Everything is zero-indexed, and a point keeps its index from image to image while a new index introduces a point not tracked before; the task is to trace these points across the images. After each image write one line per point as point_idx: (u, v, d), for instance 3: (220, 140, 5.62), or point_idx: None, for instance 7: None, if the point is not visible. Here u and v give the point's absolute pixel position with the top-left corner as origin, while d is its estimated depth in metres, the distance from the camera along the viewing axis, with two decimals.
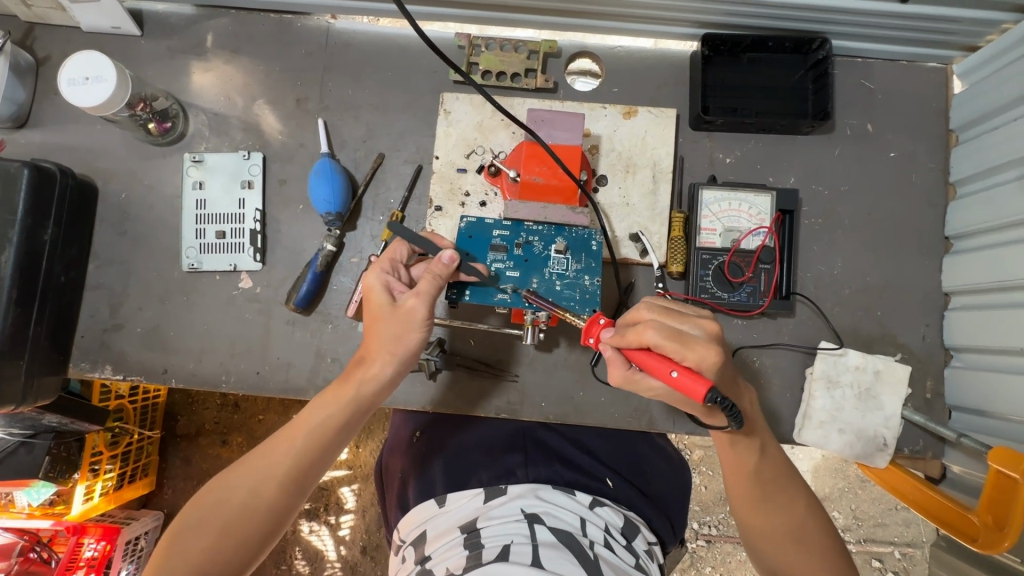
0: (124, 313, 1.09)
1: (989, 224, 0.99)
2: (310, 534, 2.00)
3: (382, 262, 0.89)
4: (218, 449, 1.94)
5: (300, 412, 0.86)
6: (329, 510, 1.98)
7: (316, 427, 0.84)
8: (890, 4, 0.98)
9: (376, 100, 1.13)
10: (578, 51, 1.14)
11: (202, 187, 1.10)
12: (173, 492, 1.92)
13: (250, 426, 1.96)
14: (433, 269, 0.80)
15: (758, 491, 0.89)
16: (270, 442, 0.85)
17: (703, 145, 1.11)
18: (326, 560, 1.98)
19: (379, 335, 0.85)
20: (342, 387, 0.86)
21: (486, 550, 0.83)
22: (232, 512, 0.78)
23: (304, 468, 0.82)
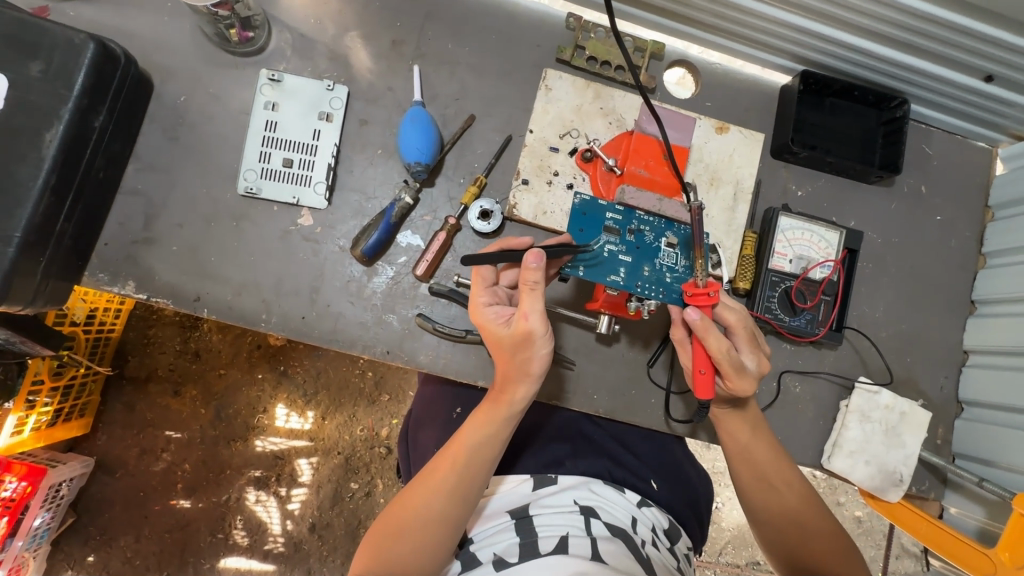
0: (161, 227, 0.98)
1: (1018, 294, 1.09)
2: (256, 504, 1.93)
3: (478, 290, 0.89)
4: (168, 398, 1.92)
5: (454, 434, 0.89)
6: (282, 481, 1.94)
7: (473, 447, 0.86)
8: (974, 79, 1.07)
9: (475, 60, 1.09)
10: (679, 58, 1.16)
11: (276, 109, 1.01)
12: (107, 438, 1.89)
13: (209, 380, 1.94)
14: (524, 278, 0.78)
15: (759, 474, 0.95)
16: (427, 467, 0.88)
17: (780, 175, 1.15)
18: (269, 534, 1.92)
19: (508, 359, 0.85)
20: (489, 410, 0.88)
21: (543, 540, 0.83)
22: (419, 532, 0.82)
23: (466, 485, 0.84)
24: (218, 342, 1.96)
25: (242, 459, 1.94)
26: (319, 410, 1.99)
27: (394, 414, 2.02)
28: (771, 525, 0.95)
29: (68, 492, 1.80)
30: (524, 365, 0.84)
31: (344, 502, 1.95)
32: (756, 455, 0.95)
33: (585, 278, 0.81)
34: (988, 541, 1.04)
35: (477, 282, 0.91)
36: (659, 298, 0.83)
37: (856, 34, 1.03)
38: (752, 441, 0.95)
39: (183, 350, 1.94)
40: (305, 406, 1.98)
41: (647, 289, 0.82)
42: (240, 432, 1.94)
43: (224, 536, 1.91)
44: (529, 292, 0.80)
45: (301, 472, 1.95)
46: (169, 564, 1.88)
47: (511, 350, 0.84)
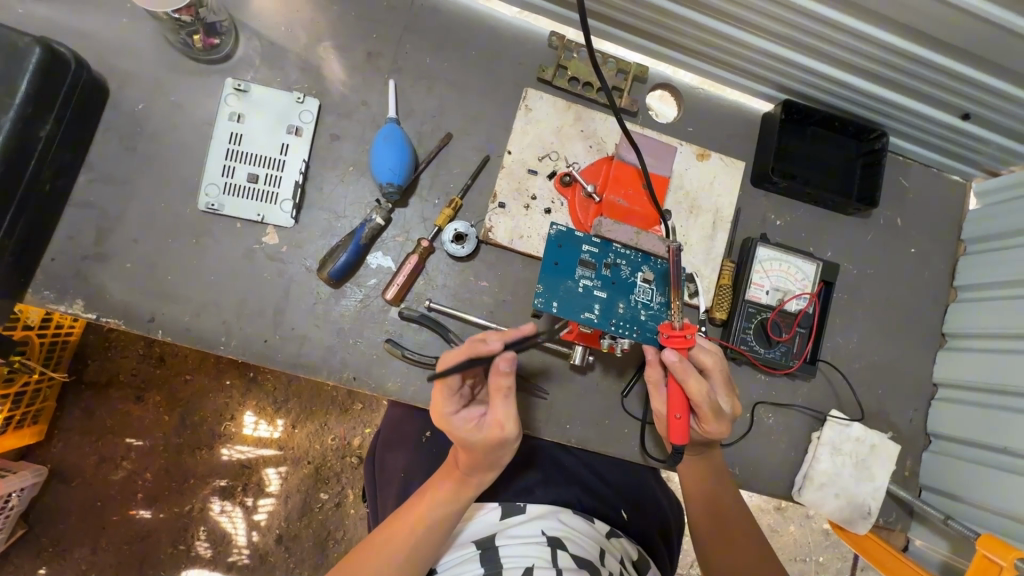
0: (114, 242, 0.92)
1: (989, 328, 1.10)
2: (221, 515, 1.87)
3: (441, 398, 0.83)
4: (130, 405, 1.85)
5: (417, 494, 0.87)
6: (248, 491, 1.88)
7: (433, 526, 0.84)
8: (952, 116, 1.08)
9: (453, 76, 1.05)
10: (662, 81, 1.14)
11: (242, 120, 0.96)
12: (63, 446, 1.81)
13: (172, 386, 1.87)
14: (500, 382, 0.80)
15: (716, 519, 0.99)
16: (385, 525, 0.86)
17: (760, 203, 1.14)
18: (233, 545, 1.86)
19: (475, 451, 0.83)
20: (451, 486, 0.87)
21: (505, 573, 0.81)
22: None
23: (419, 563, 0.83)
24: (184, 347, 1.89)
25: (207, 469, 1.87)
26: (289, 418, 1.93)
27: (367, 423, 1.97)
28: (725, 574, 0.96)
29: (19, 502, 1.72)
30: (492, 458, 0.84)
31: (313, 513, 1.90)
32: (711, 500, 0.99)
33: (559, 315, 0.78)
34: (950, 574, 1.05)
35: (440, 392, 0.83)
36: (633, 336, 0.80)
37: (841, 69, 1.03)
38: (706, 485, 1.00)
39: (146, 356, 1.87)
40: (274, 414, 1.92)
41: (621, 327, 0.79)
42: (206, 440, 1.87)
43: (185, 548, 1.84)
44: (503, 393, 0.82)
45: (268, 483, 1.89)
46: None
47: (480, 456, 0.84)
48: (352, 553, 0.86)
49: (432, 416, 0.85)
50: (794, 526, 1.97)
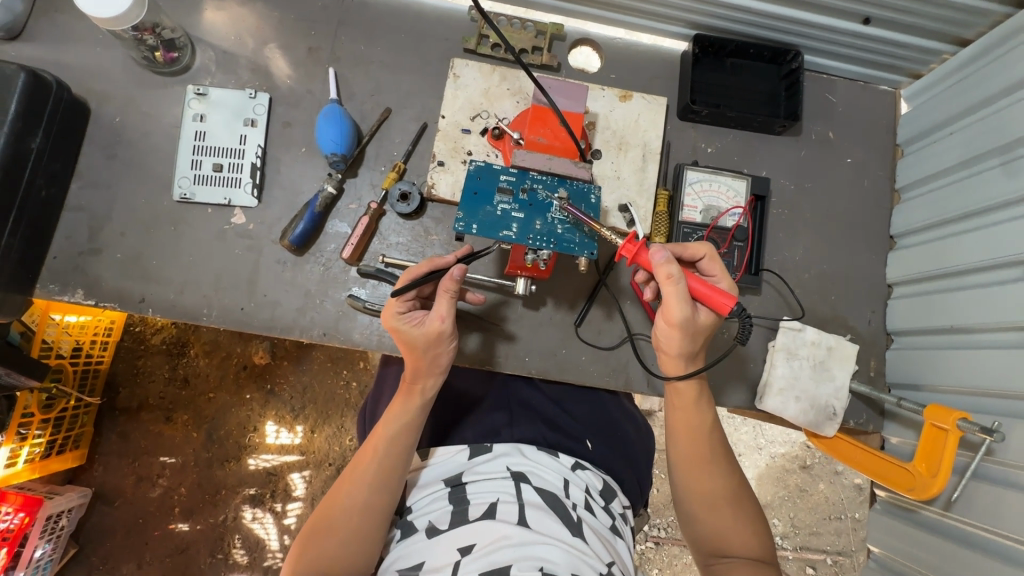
0: (105, 237, 1.06)
1: (930, 222, 1.13)
2: (253, 522, 1.99)
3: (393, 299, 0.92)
4: (160, 425, 2.00)
5: (373, 428, 0.94)
6: (276, 497, 2.00)
7: (393, 436, 0.92)
8: (854, 24, 1.12)
9: (387, 58, 1.17)
10: (581, 37, 1.23)
11: (203, 119, 1.10)
12: (104, 468, 1.96)
13: (198, 404, 2.02)
14: (444, 286, 0.89)
15: (701, 452, 0.86)
16: (352, 463, 0.93)
17: (689, 134, 1.21)
18: (268, 550, 1.98)
19: (420, 355, 0.92)
20: (405, 400, 0.95)
21: (472, 507, 0.91)
22: (344, 525, 0.86)
23: (387, 474, 0.90)
24: (205, 366, 2.05)
25: (237, 479, 2.00)
26: (308, 424, 2.05)
27: None
28: (694, 506, 0.86)
29: (68, 523, 1.86)
30: (434, 361, 0.93)
31: None
32: (700, 456, 0.86)
33: (479, 235, 0.86)
34: None
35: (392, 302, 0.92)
36: (551, 249, 0.87)
37: None
38: (695, 437, 0.86)
39: (170, 376, 2.03)
40: (294, 421, 2.04)
41: (539, 240, 0.87)
42: (233, 452, 2.01)
43: (223, 556, 1.96)
44: (444, 296, 0.90)
45: (294, 486, 2.01)
46: None
47: (422, 352, 0.91)
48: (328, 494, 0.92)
49: (381, 314, 0.93)
50: (823, 485, 1.94)
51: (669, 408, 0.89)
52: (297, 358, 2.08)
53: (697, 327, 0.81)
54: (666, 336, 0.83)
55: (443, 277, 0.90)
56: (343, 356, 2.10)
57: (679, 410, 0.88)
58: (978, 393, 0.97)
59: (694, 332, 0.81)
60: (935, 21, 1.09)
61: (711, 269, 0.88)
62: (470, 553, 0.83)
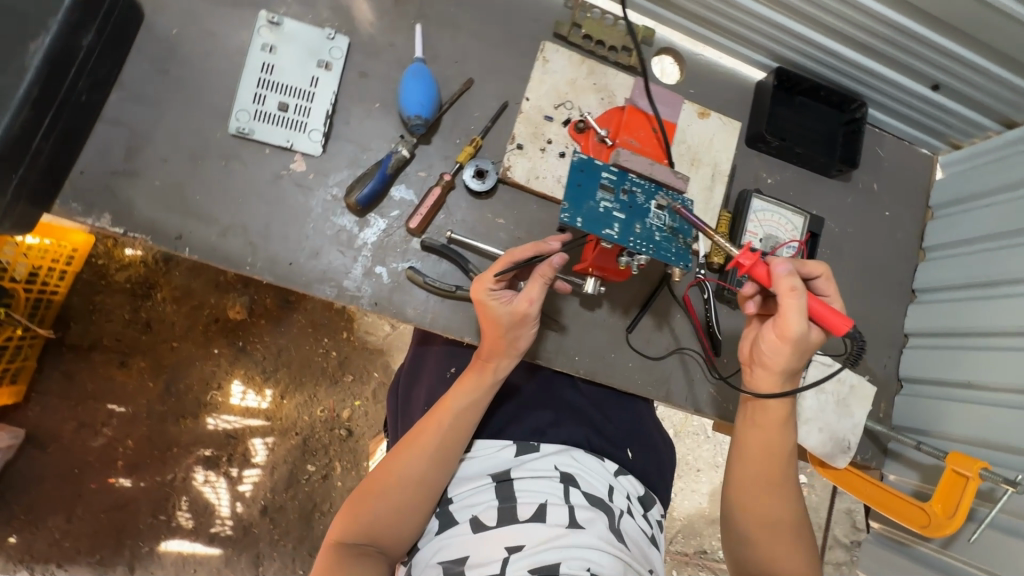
0: (144, 160, 0.94)
1: (955, 283, 1.22)
2: (204, 485, 1.87)
3: (488, 272, 0.86)
4: (113, 370, 1.84)
5: (440, 399, 0.97)
6: (232, 462, 1.88)
7: (459, 414, 0.95)
8: (923, 87, 1.19)
9: (475, 27, 1.11)
10: (667, 46, 1.23)
11: (273, 52, 1.00)
12: (40, 410, 1.80)
13: (159, 352, 1.86)
14: (542, 270, 0.85)
15: (771, 475, 0.88)
16: (412, 432, 0.97)
17: (753, 162, 1.24)
18: (216, 517, 1.87)
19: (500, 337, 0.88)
20: (477, 378, 0.97)
21: (521, 506, 0.93)
22: (403, 490, 0.93)
23: (448, 448, 0.95)
24: (172, 312, 1.88)
25: (192, 437, 1.87)
26: (278, 388, 1.93)
27: (356, 395, 1.97)
28: (751, 526, 0.88)
29: None
30: (512, 345, 0.90)
31: (300, 484, 1.91)
32: (768, 480, 0.88)
33: (583, 229, 0.83)
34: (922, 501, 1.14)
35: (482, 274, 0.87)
36: (647, 255, 0.87)
37: (829, 37, 1.12)
38: (768, 460, 0.88)
39: (129, 319, 1.86)
40: (263, 383, 1.91)
41: (639, 244, 0.86)
42: (190, 409, 1.87)
43: (166, 518, 1.84)
44: (538, 279, 0.85)
45: (253, 452, 1.90)
46: (104, 546, 1.81)
47: (504, 333, 0.86)
48: (388, 455, 0.98)
49: (471, 285, 0.87)
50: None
51: (748, 426, 0.90)
52: (276, 319, 1.94)
53: (805, 347, 0.83)
54: (771, 350, 0.85)
55: (542, 261, 0.85)
56: (327, 323, 1.97)
57: (756, 429, 0.89)
58: (986, 446, 1.07)
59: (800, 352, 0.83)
60: (994, 99, 1.16)
61: (826, 289, 0.90)
62: (520, 553, 0.86)
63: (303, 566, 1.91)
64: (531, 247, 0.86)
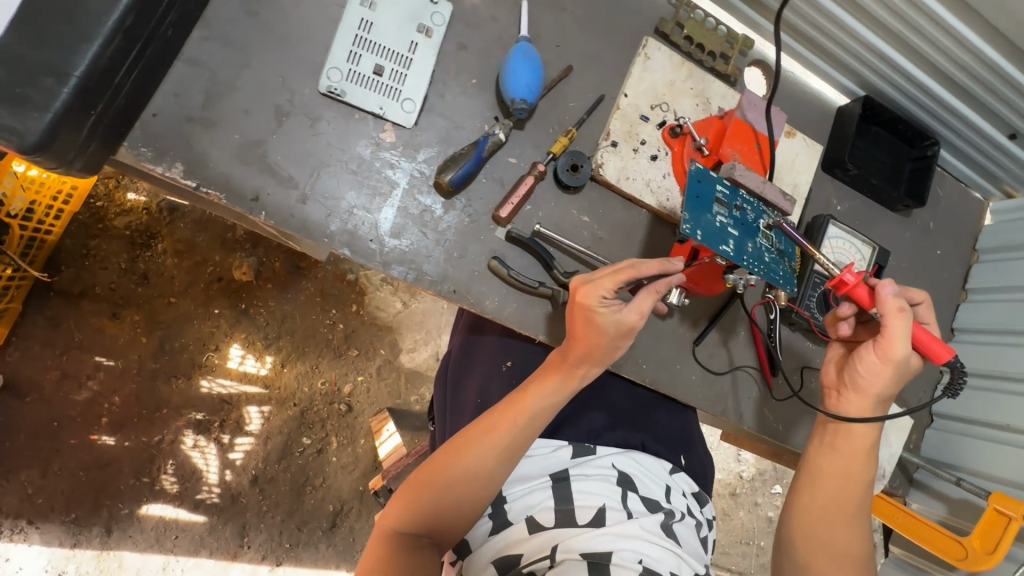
0: (223, 109, 0.86)
1: (996, 327, 1.26)
2: (193, 450, 1.75)
3: (604, 280, 0.85)
4: (103, 321, 1.72)
5: (518, 393, 0.90)
6: (224, 428, 1.77)
7: (537, 412, 0.89)
8: (1001, 134, 1.22)
9: (579, 12, 1.06)
10: (759, 58, 1.20)
11: (373, 9, 0.92)
12: (19, 355, 1.67)
13: (154, 306, 1.75)
14: (659, 287, 0.87)
15: (838, 503, 0.89)
16: (480, 422, 0.89)
17: (826, 187, 1.24)
18: (203, 483, 1.75)
19: (599, 342, 0.88)
20: (559, 376, 0.90)
21: (580, 510, 0.89)
22: (465, 484, 0.85)
23: (518, 447, 0.88)
24: (171, 266, 1.77)
25: (184, 399, 1.75)
26: (279, 355, 1.82)
27: (360, 370, 1.88)
28: (813, 551, 0.87)
29: None
30: (608, 351, 0.90)
31: (292, 456, 1.80)
32: (838, 508, 0.89)
33: (701, 243, 0.81)
34: None
35: (600, 282, 0.85)
36: (756, 276, 0.85)
37: (927, 72, 1.13)
38: (841, 489, 0.89)
39: (126, 268, 1.73)
40: (264, 349, 1.81)
41: (750, 264, 0.84)
42: (184, 368, 1.76)
43: (149, 481, 1.72)
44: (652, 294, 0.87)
45: (248, 421, 1.79)
46: (81, 505, 1.67)
47: (608, 340, 0.87)
48: (450, 442, 0.89)
49: (581, 288, 0.85)
50: (743, 512, 2.11)
51: (821, 452, 0.93)
52: (283, 284, 1.85)
53: (902, 371, 0.86)
54: (868, 372, 0.87)
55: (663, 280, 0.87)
56: (337, 293, 1.88)
57: (829, 454, 0.92)
58: (1019, 487, 1.11)
59: (897, 375, 0.86)
60: None
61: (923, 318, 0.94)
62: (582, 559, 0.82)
63: (291, 539, 1.78)
64: (655, 265, 0.85)
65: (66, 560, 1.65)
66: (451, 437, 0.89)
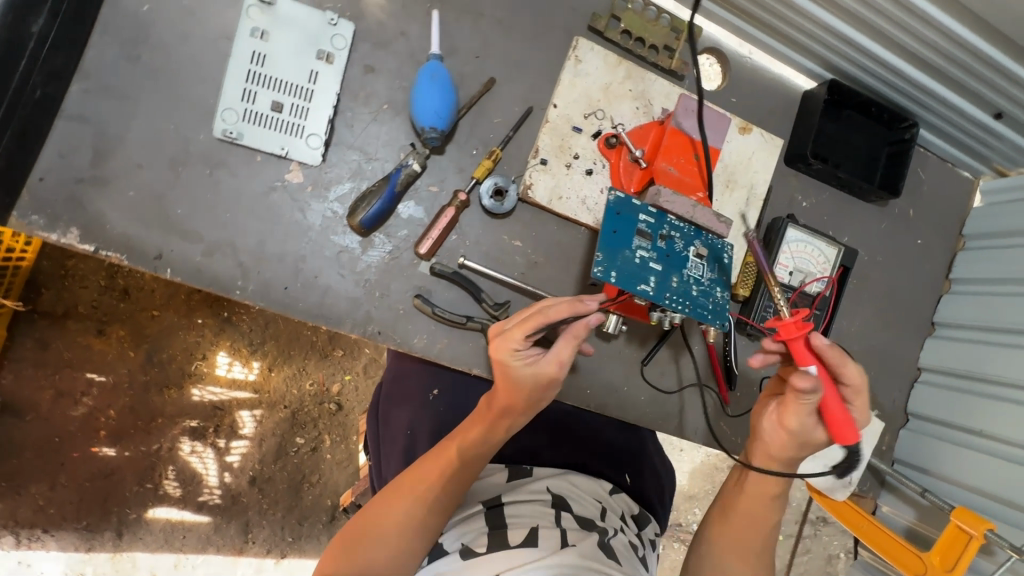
0: (114, 166, 0.82)
1: (976, 323, 1.18)
2: (191, 454, 1.70)
3: (516, 329, 0.82)
4: (89, 338, 1.61)
5: (445, 443, 0.87)
6: (219, 433, 1.70)
7: (466, 459, 0.85)
8: (985, 114, 1.10)
9: (501, 15, 0.97)
10: (712, 46, 1.09)
11: (265, 38, 0.85)
12: (15, 378, 1.58)
13: (139, 320, 1.64)
14: (575, 332, 0.80)
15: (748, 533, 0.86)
16: (409, 473, 0.87)
17: (789, 182, 1.15)
18: (204, 485, 1.71)
19: (518, 390, 0.84)
20: (486, 424, 0.87)
21: (511, 531, 0.85)
22: (392, 540, 0.81)
23: (448, 496, 0.84)
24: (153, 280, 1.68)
25: (177, 408, 1.67)
26: (266, 360, 1.73)
27: (347, 369, 1.79)
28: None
29: None
30: (529, 402, 0.85)
31: (288, 456, 1.75)
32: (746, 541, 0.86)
33: (616, 285, 0.75)
34: (914, 538, 1.16)
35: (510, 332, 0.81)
36: (683, 312, 0.80)
37: (894, 52, 1.00)
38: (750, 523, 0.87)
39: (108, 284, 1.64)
40: (250, 355, 1.71)
41: (674, 301, 0.78)
42: (176, 378, 1.67)
43: (152, 486, 1.68)
44: (570, 341, 0.81)
45: (240, 424, 1.72)
46: (90, 513, 1.65)
47: (527, 391, 0.84)
48: (381, 496, 0.87)
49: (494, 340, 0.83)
50: None
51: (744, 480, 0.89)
52: None
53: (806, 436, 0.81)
54: (771, 425, 0.85)
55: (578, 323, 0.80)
56: None
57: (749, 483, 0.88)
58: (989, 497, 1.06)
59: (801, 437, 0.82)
60: None
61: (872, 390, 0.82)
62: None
63: (293, 533, 1.77)
64: (567, 307, 0.79)
65: (83, 563, 1.66)
66: (382, 490, 0.88)
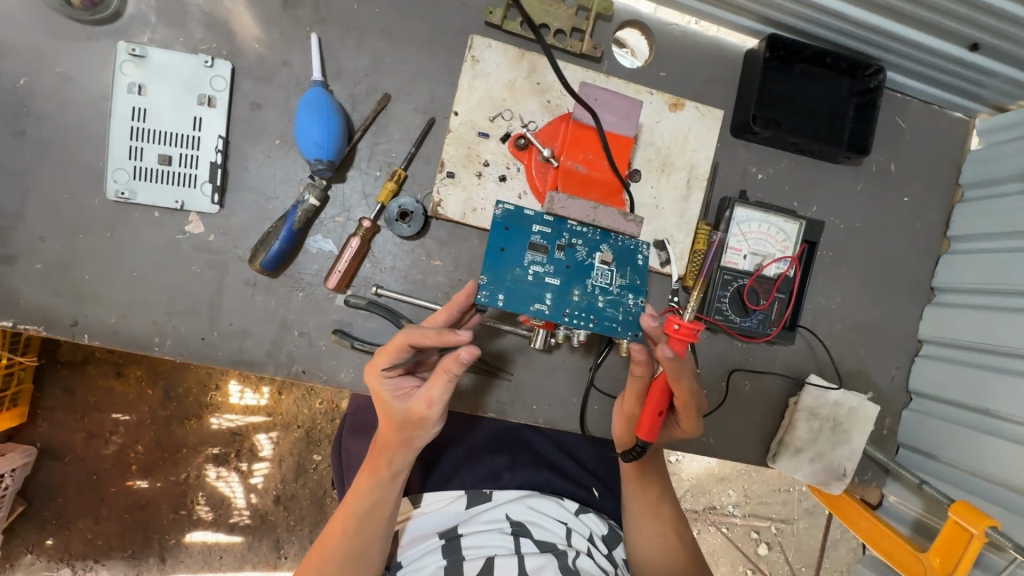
0: (18, 241, 0.84)
1: (978, 285, 1.03)
2: (217, 479, 1.54)
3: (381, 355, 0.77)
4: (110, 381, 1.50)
5: (342, 501, 0.85)
6: (241, 456, 1.55)
7: (359, 515, 0.82)
8: (958, 47, 0.95)
9: (388, 25, 0.91)
10: (630, 18, 0.99)
11: (143, 92, 0.84)
12: (51, 424, 1.48)
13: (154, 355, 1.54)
14: (446, 367, 0.72)
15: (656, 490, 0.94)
16: (320, 540, 0.85)
17: (739, 155, 1.03)
18: (234, 507, 1.55)
19: (393, 430, 0.79)
20: (373, 471, 0.82)
21: (467, 563, 0.83)
22: None
23: (356, 556, 0.81)
24: None
25: (199, 437, 1.53)
26: (274, 382, 1.56)
27: None
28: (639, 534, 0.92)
29: None
30: (410, 441, 0.80)
31: (308, 473, 1.58)
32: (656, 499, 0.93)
33: (505, 309, 0.72)
34: (922, 531, 1.05)
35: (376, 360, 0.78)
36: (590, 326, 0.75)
37: None
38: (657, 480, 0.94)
39: None
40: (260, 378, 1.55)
41: (576, 316, 0.74)
42: (193, 409, 1.53)
43: (186, 512, 1.53)
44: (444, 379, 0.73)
45: (260, 448, 1.56)
46: (134, 539, 1.52)
47: (401, 429, 0.78)
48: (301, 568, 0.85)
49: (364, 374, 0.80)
50: None
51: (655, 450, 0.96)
52: None
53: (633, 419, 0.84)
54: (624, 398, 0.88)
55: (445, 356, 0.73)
56: None
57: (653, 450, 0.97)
58: (1002, 486, 0.93)
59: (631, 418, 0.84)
60: None
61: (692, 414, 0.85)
62: None
63: None
64: (429, 337, 0.72)
65: None
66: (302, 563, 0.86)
